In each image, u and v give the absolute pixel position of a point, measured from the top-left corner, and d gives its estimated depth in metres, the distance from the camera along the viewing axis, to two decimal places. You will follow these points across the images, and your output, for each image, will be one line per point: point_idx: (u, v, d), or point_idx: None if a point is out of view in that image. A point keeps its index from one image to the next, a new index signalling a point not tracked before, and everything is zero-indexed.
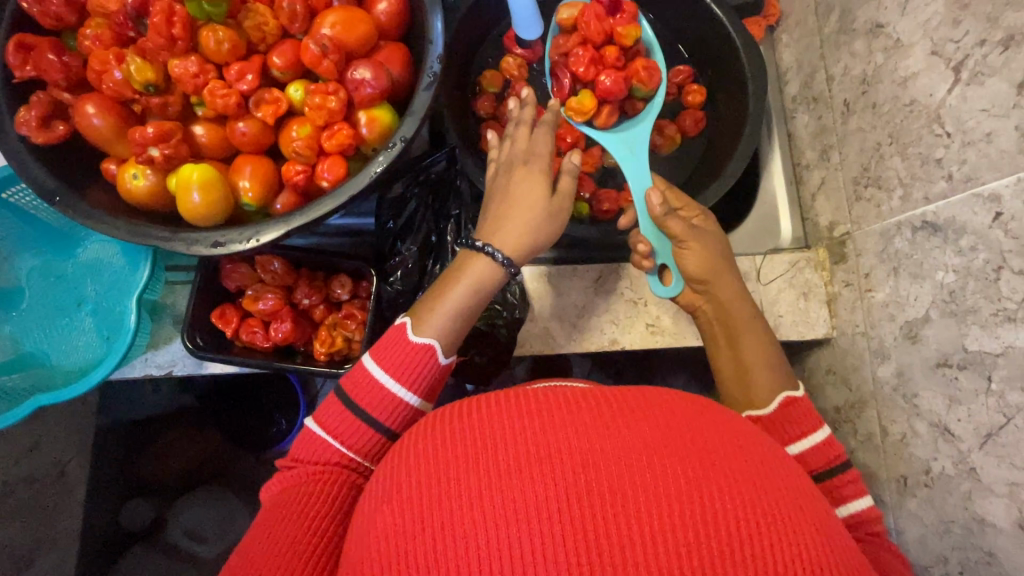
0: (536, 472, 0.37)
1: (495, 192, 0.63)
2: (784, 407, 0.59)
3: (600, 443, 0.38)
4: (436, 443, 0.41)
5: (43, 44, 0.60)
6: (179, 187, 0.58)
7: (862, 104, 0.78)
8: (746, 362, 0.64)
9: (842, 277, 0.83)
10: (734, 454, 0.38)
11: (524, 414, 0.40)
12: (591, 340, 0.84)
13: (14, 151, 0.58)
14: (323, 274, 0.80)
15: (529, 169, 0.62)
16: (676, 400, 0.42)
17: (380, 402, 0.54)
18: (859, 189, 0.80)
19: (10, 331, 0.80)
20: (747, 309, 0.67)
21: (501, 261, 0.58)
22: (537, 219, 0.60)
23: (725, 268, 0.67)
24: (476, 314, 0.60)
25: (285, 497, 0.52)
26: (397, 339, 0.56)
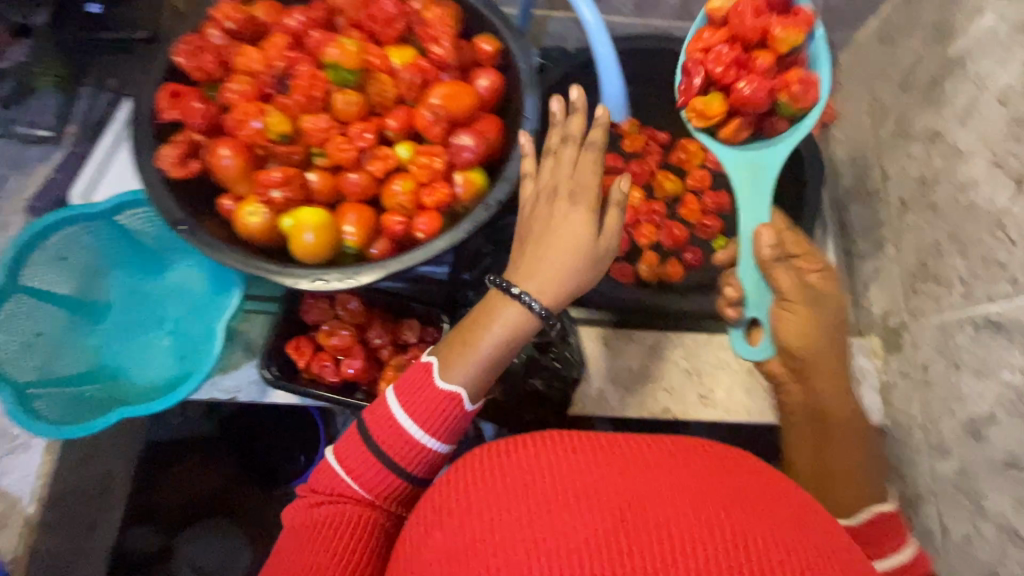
0: (590, 517, 0.37)
1: (535, 224, 0.59)
2: (873, 522, 0.58)
3: (658, 500, 0.37)
4: (489, 478, 0.41)
5: (190, 93, 0.69)
6: (294, 227, 0.64)
7: (919, 203, 0.82)
8: (836, 467, 0.63)
9: (898, 367, 0.84)
10: (789, 519, 0.38)
11: (580, 456, 0.40)
12: (644, 406, 0.85)
13: (152, 181, 0.64)
14: (394, 317, 0.83)
15: (577, 204, 0.58)
16: (726, 459, 0.42)
17: (401, 445, 0.53)
18: (916, 282, 0.82)
19: (94, 342, 0.85)
20: (842, 393, 0.66)
21: (536, 311, 0.55)
22: (575, 263, 0.57)
23: (827, 344, 0.66)
24: (504, 362, 0.57)
25: (308, 525, 0.53)
26: (425, 383, 0.54)
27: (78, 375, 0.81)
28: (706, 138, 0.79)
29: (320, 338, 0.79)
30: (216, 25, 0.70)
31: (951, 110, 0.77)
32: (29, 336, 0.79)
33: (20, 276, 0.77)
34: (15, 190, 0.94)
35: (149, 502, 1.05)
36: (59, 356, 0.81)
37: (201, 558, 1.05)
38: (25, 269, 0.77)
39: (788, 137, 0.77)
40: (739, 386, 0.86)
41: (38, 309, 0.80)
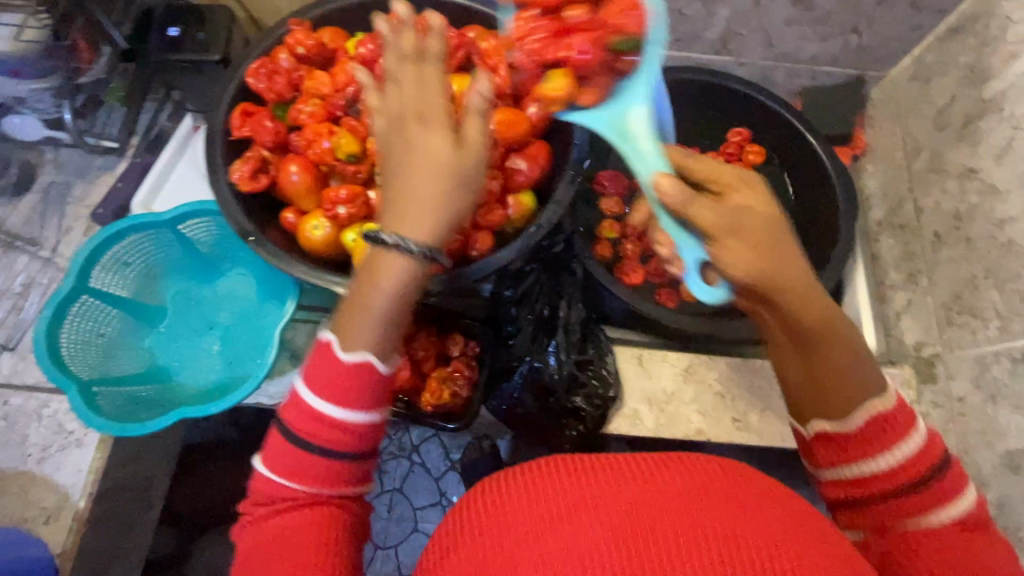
0: (588, 533, 0.40)
1: (393, 166, 0.58)
2: (874, 421, 0.54)
3: (668, 512, 0.41)
4: (499, 502, 0.45)
5: (260, 113, 0.73)
6: (359, 242, 0.67)
7: (954, 237, 0.84)
8: (828, 384, 0.55)
9: (931, 397, 0.85)
10: (784, 529, 0.41)
11: (578, 479, 0.44)
12: (678, 427, 0.87)
13: (224, 194, 0.68)
14: (437, 330, 0.86)
15: (429, 139, 0.57)
16: (725, 472, 0.45)
17: (324, 426, 0.54)
18: (951, 314, 0.84)
19: (149, 344, 0.89)
20: (822, 313, 0.55)
21: (416, 253, 0.54)
22: (441, 194, 0.55)
23: (775, 260, 0.53)
24: (407, 311, 0.56)
25: (264, 543, 0.54)
26: (328, 360, 0.54)
27: (134, 375, 0.84)
28: (576, 118, 0.62)
29: None
30: (287, 49, 0.74)
31: (988, 149, 0.79)
32: (92, 336, 0.83)
33: (88, 278, 0.81)
34: (78, 197, 0.98)
35: (173, 505, 1.10)
36: (117, 357, 0.84)
37: (220, 561, 1.08)
38: (94, 272, 0.81)
39: (642, 82, 0.59)
40: (772, 411, 0.87)
41: (101, 310, 0.84)
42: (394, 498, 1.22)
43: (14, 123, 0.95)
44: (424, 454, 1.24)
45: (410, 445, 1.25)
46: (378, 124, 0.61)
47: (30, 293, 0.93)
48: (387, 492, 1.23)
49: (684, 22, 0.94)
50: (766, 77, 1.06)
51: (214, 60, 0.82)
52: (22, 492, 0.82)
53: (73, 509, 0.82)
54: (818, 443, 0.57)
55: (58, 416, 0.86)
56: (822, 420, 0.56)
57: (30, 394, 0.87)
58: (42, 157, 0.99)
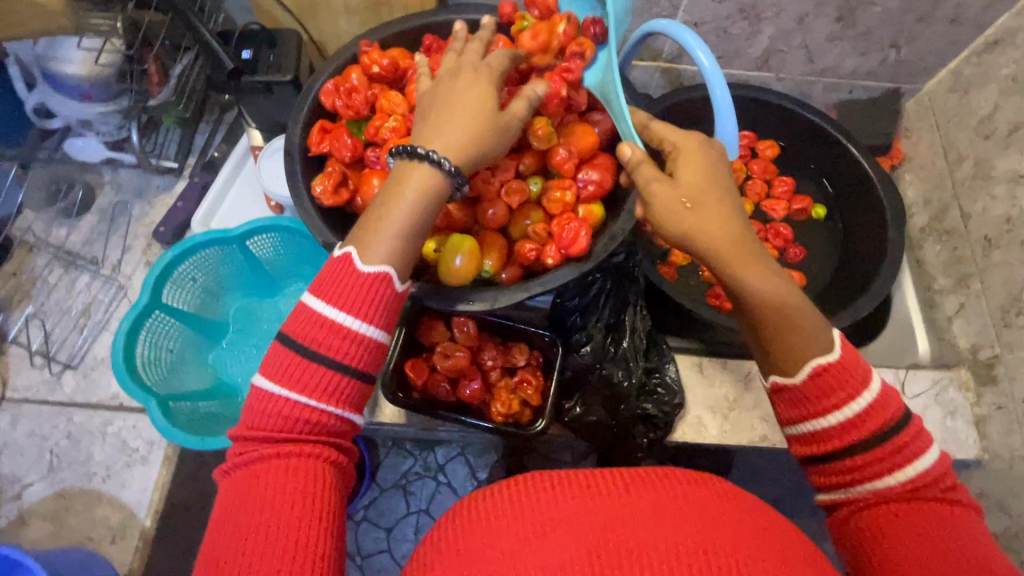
0: (561, 545, 0.43)
1: (432, 100, 0.61)
2: (815, 376, 0.54)
3: (650, 535, 0.43)
4: (488, 514, 0.47)
5: (338, 128, 0.76)
6: (446, 252, 0.68)
7: (1007, 240, 0.86)
8: (766, 337, 0.57)
9: (993, 399, 0.86)
10: (750, 540, 0.43)
11: (558, 493, 0.47)
12: (742, 434, 0.87)
13: (307, 208, 0.70)
14: (500, 340, 0.87)
15: (476, 83, 0.61)
16: (693, 484, 0.48)
17: (339, 338, 0.52)
18: (1009, 316, 0.85)
19: (212, 359, 0.89)
20: (767, 275, 0.57)
21: (445, 170, 0.56)
22: (484, 130, 0.59)
23: (703, 206, 0.58)
24: (422, 234, 0.57)
25: (245, 482, 0.49)
26: (348, 272, 0.53)
27: (199, 391, 0.84)
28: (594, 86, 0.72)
29: (436, 360, 0.82)
30: (360, 68, 0.76)
31: None
32: (162, 352, 0.83)
33: (161, 295, 0.82)
34: (138, 216, 1.00)
35: None
36: (185, 374, 0.85)
37: None
38: (165, 289, 0.83)
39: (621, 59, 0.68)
40: None
41: (170, 326, 0.84)
42: (420, 519, 1.20)
43: (77, 144, 0.96)
44: (450, 473, 1.23)
45: (435, 464, 1.23)
46: (426, 85, 0.65)
47: (92, 312, 0.93)
48: (414, 513, 1.20)
49: (729, 40, 0.98)
50: (803, 91, 1.09)
51: (284, 81, 0.84)
52: (88, 511, 0.82)
53: (139, 526, 0.83)
54: (776, 400, 0.58)
55: (122, 433, 0.86)
56: (776, 375, 0.57)
57: (93, 412, 0.87)
58: (101, 178, 1.01)
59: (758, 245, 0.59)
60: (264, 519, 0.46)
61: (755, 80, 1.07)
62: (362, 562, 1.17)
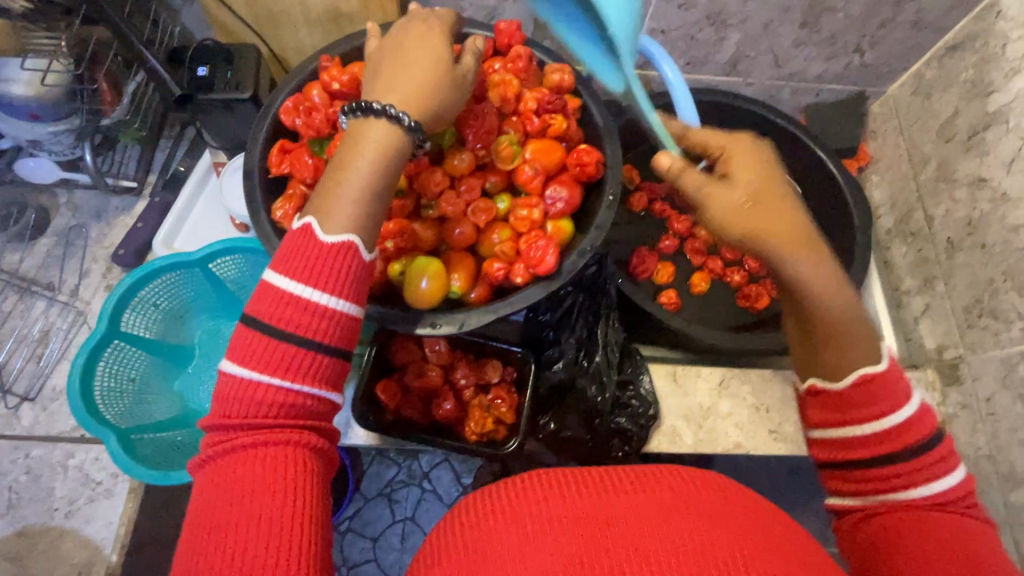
0: (563, 537, 0.41)
1: (383, 63, 0.60)
2: (862, 383, 0.56)
3: (646, 533, 0.41)
4: (491, 510, 0.45)
5: (298, 149, 0.74)
6: (411, 274, 0.67)
7: (968, 243, 0.87)
8: (815, 337, 0.59)
9: (958, 399, 0.87)
10: (749, 532, 0.42)
11: (561, 489, 0.45)
12: (717, 442, 0.87)
13: (267, 234, 0.68)
14: (474, 357, 0.86)
15: (427, 37, 0.61)
16: (688, 482, 0.46)
17: (303, 313, 0.50)
18: (971, 317, 0.87)
19: (178, 386, 0.87)
20: (834, 280, 0.58)
21: (405, 125, 0.55)
22: (436, 80, 0.59)
23: (766, 205, 0.59)
24: (386, 196, 0.56)
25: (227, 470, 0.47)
26: (309, 243, 0.51)
27: (166, 420, 0.81)
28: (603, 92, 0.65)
29: (408, 379, 0.82)
30: (320, 85, 0.74)
31: (996, 159, 0.83)
32: (122, 382, 0.80)
33: (119, 322, 0.79)
34: (96, 239, 0.96)
35: None
36: (149, 404, 0.82)
37: None
38: (123, 315, 0.80)
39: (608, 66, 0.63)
40: None
41: (131, 354, 0.81)
42: (406, 528, 1.19)
43: (29, 166, 0.92)
44: (434, 480, 1.22)
45: (419, 471, 1.22)
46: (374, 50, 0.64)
47: (49, 340, 0.90)
48: (399, 521, 1.19)
49: (697, 47, 0.97)
50: (772, 95, 1.10)
51: (244, 98, 0.82)
52: (52, 548, 0.80)
53: (105, 562, 0.80)
54: (813, 404, 0.60)
55: (85, 466, 0.83)
56: (816, 377, 0.60)
57: (53, 445, 0.84)
58: (56, 200, 0.97)
59: (823, 249, 0.60)
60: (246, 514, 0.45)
61: (723, 85, 1.07)
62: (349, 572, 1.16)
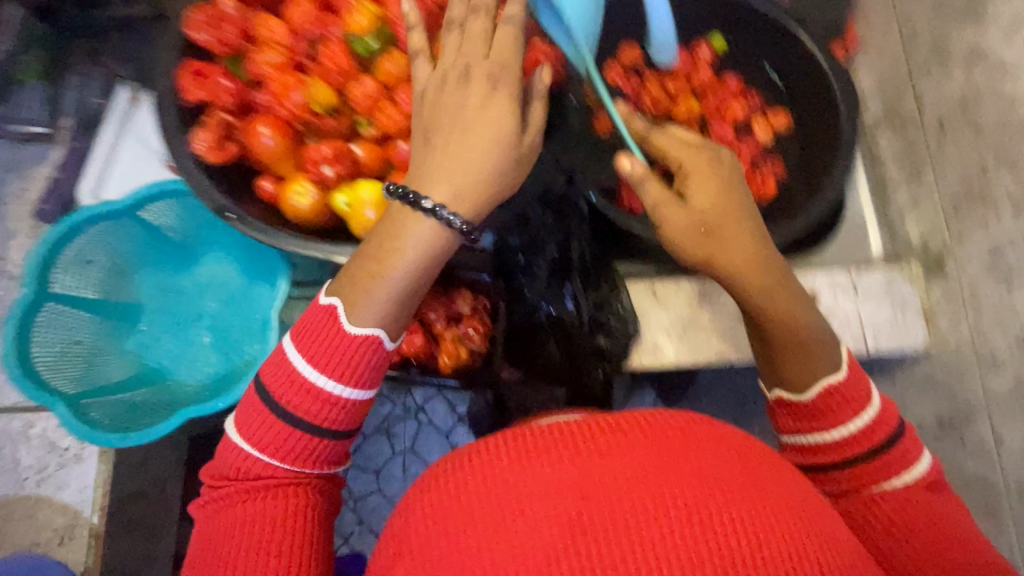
0: (535, 519, 0.31)
1: (440, 121, 0.54)
2: (825, 398, 0.54)
3: (670, 491, 0.32)
4: (445, 496, 0.35)
5: (215, 71, 0.64)
6: (353, 204, 0.60)
7: (961, 125, 0.81)
8: (774, 354, 0.57)
9: (943, 290, 0.85)
10: (741, 485, 0.33)
11: (525, 460, 0.34)
12: (698, 353, 0.86)
13: (191, 170, 0.60)
14: (441, 289, 0.82)
15: (495, 100, 0.54)
16: (662, 429, 0.35)
17: (313, 398, 0.50)
18: (959, 204, 0.83)
19: (133, 347, 0.82)
20: (788, 297, 0.56)
21: (456, 227, 0.52)
22: (495, 162, 0.53)
23: (726, 223, 0.55)
24: (419, 295, 0.53)
25: (225, 521, 0.49)
26: (331, 332, 0.50)
27: (123, 382, 0.78)
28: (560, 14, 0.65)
29: None
30: None
31: (995, 25, 0.75)
32: (66, 345, 0.75)
33: (48, 284, 0.73)
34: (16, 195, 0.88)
35: None
36: (102, 366, 0.78)
37: None
38: (54, 275, 0.73)
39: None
40: None
41: (70, 316, 0.76)
42: (406, 459, 1.20)
43: None
44: (430, 412, 1.22)
45: (415, 405, 1.22)
46: (428, 86, 0.57)
47: None
48: (400, 453, 1.20)
49: None
50: None
51: None
52: (29, 515, 0.79)
53: (87, 524, 0.79)
54: (781, 413, 0.58)
55: (48, 433, 0.81)
56: (780, 388, 0.57)
57: (10, 415, 0.81)
58: None
59: (773, 253, 0.57)
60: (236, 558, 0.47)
61: None
62: (355, 505, 1.17)
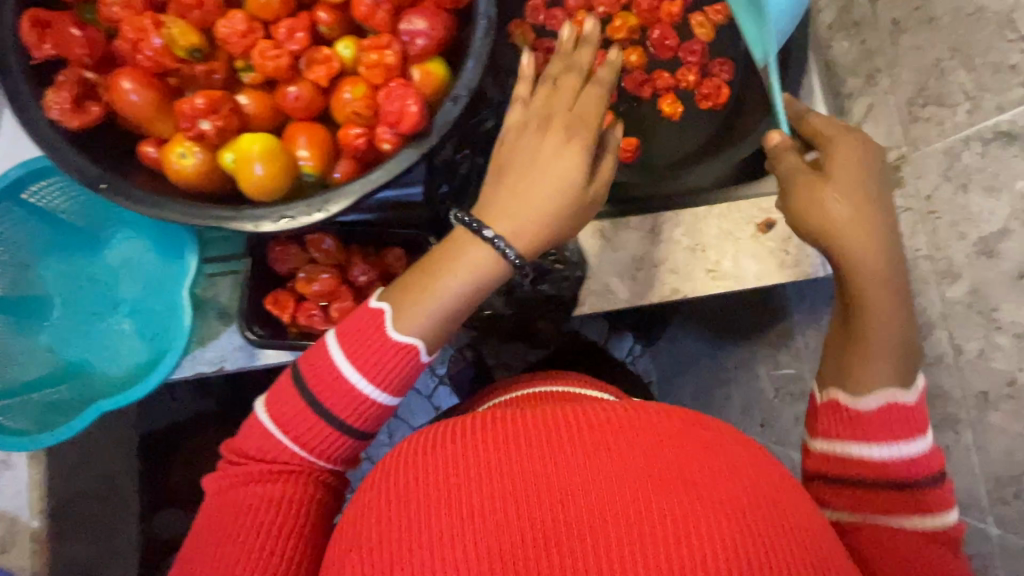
0: (519, 514, 0.37)
1: (515, 161, 0.55)
2: (888, 405, 0.53)
3: (562, 465, 0.39)
4: (431, 478, 0.40)
5: (60, 17, 0.54)
6: (239, 161, 0.54)
7: (916, 20, 0.75)
8: (855, 335, 0.56)
9: (900, 203, 0.81)
10: (702, 477, 0.38)
11: (514, 455, 0.40)
12: (654, 291, 0.82)
13: (44, 133, 0.51)
14: (375, 250, 0.75)
15: (569, 149, 0.55)
16: (642, 430, 0.41)
17: (343, 395, 0.52)
18: (915, 109, 0.77)
19: (46, 341, 0.76)
20: (893, 298, 0.56)
21: (507, 258, 0.53)
22: (559, 214, 0.55)
23: (859, 208, 0.58)
24: (466, 312, 0.55)
25: (239, 499, 0.51)
26: (374, 337, 0.52)
27: (40, 379, 0.73)
28: None
29: (300, 287, 0.72)
30: None
31: None
32: None
33: None
34: None
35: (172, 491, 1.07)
36: (13, 365, 0.72)
37: None
38: None
39: None
40: (745, 253, 0.83)
41: None
42: (392, 424, 1.19)
43: None
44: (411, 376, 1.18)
45: None
46: (514, 122, 0.58)
47: None
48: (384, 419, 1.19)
49: None
50: None
51: None
52: None
53: (28, 527, 0.75)
54: (819, 410, 0.57)
55: None
56: (837, 388, 0.56)
57: None
58: None
59: (893, 253, 0.58)
60: (247, 539, 0.49)
61: None
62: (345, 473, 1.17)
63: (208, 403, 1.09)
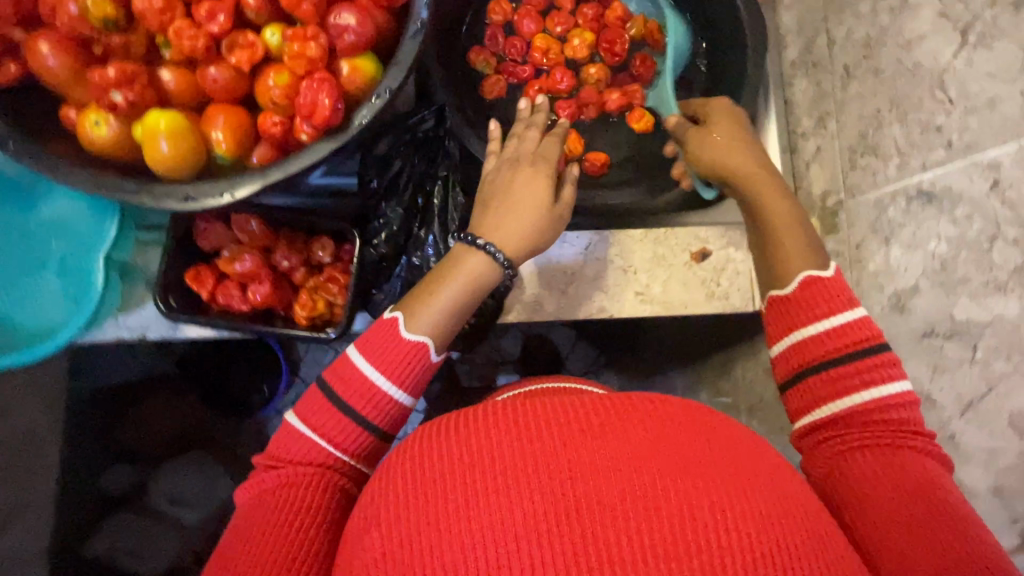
0: (528, 496, 0.36)
1: (495, 190, 0.64)
2: (805, 286, 0.59)
3: (590, 450, 0.37)
4: (437, 467, 0.39)
5: None
6: (146, 135, 0.55)
7: (863, 69, 0.75)
8: (767, 240, 0.65)
9: (833, 248, 0.80)
10: (716, 462, 0.38)
11: (519, 437, 0.39)
12: (580, 308, 0.83)
13: None
14: (303, 236, 0.76)
15: (535, 176, 0.65)
16: (646, 413, 0.40)
17: (363, 397, 0.56)
18: (855, 157, 0.77)
19: None
20: (785, 203, 0.66)
21: (500, 262, 0.60)
22: (535, 228, 0.63)
23: (733, 144, 0.72)
24: (466, 314, 0.61)
25: (264, 501, 0.52)
26: (392, 337, 0.57)
27: None
28: None
29: (222, 266, 0.72)
30: None
31: None
32: None
33: None
34: None
35: (121, 445, 1.11)
36: None
37: (180, 487, 1.12)
38: None
39: None
40: (675, 280, 0.83)
41: None
42: None
43: None
44: None
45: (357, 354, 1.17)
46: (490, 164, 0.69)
47: None
48: None
49: None
50: None
51: None
52: None
53: None
54: (767, 318, 0.62)
55: None
56: (769, 290, 0.62)
57: None
58: None
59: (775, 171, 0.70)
60: (270, 540, 0.49)
61: None
62: None
63: (168, 364, 1.13)
